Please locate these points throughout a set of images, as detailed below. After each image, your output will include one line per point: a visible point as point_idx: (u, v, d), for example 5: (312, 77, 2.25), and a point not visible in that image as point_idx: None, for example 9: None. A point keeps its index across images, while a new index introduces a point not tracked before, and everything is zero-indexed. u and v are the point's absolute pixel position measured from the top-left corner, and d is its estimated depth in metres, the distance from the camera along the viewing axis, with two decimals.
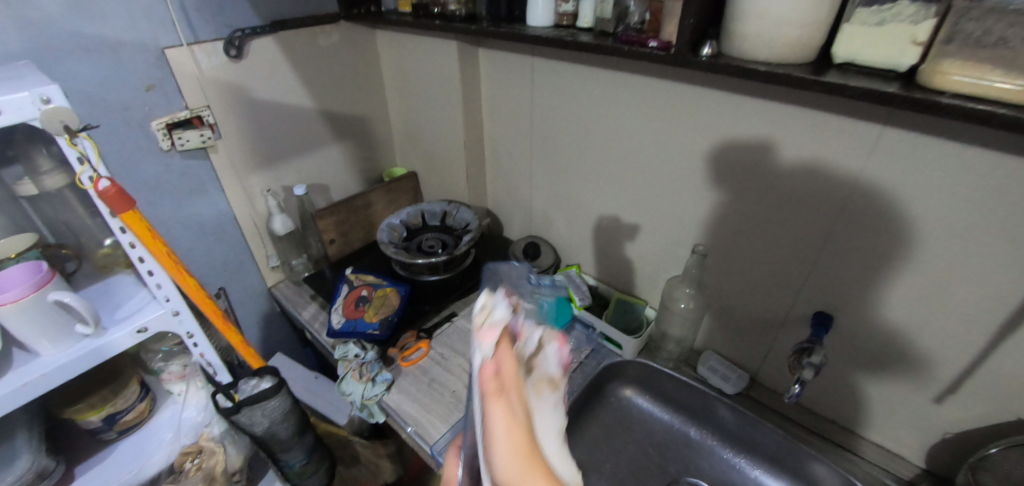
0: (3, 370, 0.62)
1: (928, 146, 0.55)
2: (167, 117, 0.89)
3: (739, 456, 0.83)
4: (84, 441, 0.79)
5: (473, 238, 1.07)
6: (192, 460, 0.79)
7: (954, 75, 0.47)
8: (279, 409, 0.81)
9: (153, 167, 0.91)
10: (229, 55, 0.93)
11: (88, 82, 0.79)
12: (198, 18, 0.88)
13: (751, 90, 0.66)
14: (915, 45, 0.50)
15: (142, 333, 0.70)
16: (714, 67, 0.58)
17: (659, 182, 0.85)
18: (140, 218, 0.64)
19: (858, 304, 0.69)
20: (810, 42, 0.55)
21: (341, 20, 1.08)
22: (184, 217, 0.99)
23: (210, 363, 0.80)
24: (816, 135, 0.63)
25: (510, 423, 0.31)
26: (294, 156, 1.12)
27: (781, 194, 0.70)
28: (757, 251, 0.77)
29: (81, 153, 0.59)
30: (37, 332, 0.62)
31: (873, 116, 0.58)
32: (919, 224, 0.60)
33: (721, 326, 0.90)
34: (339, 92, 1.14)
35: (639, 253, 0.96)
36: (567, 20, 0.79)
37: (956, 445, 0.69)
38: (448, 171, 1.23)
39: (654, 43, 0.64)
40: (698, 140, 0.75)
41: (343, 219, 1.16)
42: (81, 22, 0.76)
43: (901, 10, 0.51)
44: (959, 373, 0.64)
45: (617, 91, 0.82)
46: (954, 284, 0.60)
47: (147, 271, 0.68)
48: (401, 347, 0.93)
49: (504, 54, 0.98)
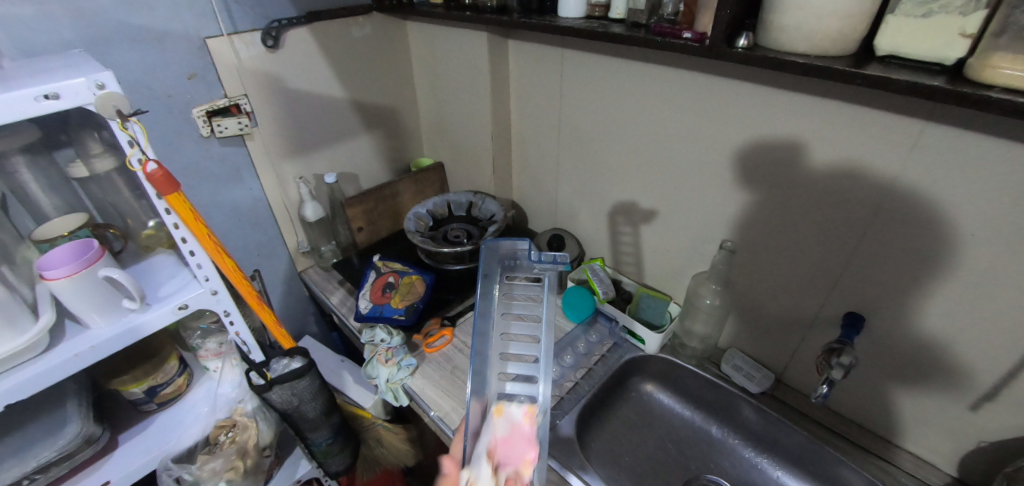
0: (56, 341, 0.66)
1: (972, 144, 0.54)
2: (207, 105, 0.93)
3: (761, 456, 0.82)
4: (127, 411, 0.84)
5: (498, 229, 1.08)
6: (227, 434, 0.82)
7: (1005, 68, 0.45)
8: (308, 389, 0.84)
9: (193, 153, 0.95)
10: (266, 45, 0.96)
11: (135, 70, 0.83)
12: (238, 9, 0.91)
13: (788, 83, 0.65)
14: (963, 37, 0.48)
15: (183, 310, 0.73)
16: (749, 60, 0.57)
17: (687, 177, 0.84)
18: (184, 200, 0.67)
19: (892, 306, 0.67)
20: (852, 34, 0.54)
21: (373, 11, 1.10)
22: (220, 202, 1.03)
23: (245, 341, 0.83)
24: (853, 132, 0.62)
25: None
26: (325, 145, 1.15)
27: (814, 190, 0.69)
28: (787, 249, 0.76)
29: (131, 137, 0.62)
30: (87, 306, 0.66)
31: (915, 111, 0.56)
32: (960, 225, 0.58)
33: (747, 323, 0.88)
34: (370, 82, 1.17)
35: (665, 248, 0.96)
36: (599, 11, 0.79)
37: (990, 454, 0.67)
38: (474, 162, 1.24)
39: (688, 34, 0.63)
40: (730, 135, 0.74)
41: (371, 207, 1.19)
42: (130, 13, 0.80)
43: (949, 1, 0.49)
44: (997, 381, 0.62)
45: (648, 84, 0.81)
46: (995, 288, 0.58)
47: (189, 252, 0.71)
48: (425, 334, 0.95)
49: (534, 46, 0.98)
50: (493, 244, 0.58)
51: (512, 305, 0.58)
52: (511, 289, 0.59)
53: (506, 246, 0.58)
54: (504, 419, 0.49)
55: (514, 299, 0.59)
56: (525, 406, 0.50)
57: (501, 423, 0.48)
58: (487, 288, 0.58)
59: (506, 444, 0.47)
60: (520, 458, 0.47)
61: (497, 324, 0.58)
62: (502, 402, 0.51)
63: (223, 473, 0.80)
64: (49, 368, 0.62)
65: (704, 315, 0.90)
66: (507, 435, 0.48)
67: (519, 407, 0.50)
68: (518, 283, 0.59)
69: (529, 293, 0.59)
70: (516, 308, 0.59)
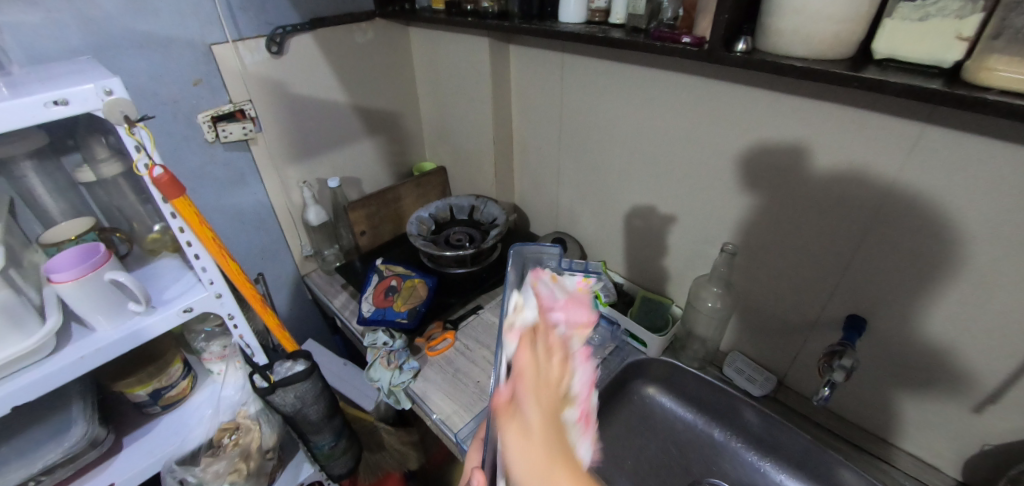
0: (63, 343, 0.67)
1: (970, 146, 0.54)
2: (212, 110, 0.94)
3: (764, 459, 0.82)
4: (131, 414, 0.84)
5: (500, 232, 1.09)
6: (230, 436, 0.83)
7: (1000, 70, 0.46)
8: (311, 391, 0.84)
9: (198, 157, 0.96)
10: (270, 51, 0.97)
11: (141, 76, 0.84)
12: (243, 15, 0.92)
13: (787, 87, 0.65)
14: (960, 40, 0.49)
15: (188, 313, 0.74)
16: (748, 64, 0.57)
17: (688, 180, 0.84)
18: (189, 204, 0.68)
19: (893, 309, 0.67)
20: (849, 38, 0.54)
21: (376, 18, 1.11)
22: (225, 206, 1.03)
23: (248, 344, 0.84)
24: (852, 135, 0.62)
25: (524, 440, 0.34)
26: (328, 150, 1.16)
27: (815, 193, 0.69)
28: (789, 251, 0.76)
29: (138, 142, 0.63)
30: (93, 309, 0.67)
31: (914, 113, 0.56)
32: (960, 227, 0.58)
33: (748, 326, 0.89)
34: (373, 88, 1.18)
35: (666, 251, 0.96)
36: (599, 17, 0.79)
37: (994, 457, 0.67)
38: (476, 166, 1.25)
39: (687, 39, 0.64)
40: (730, 139, 0.75)
41: (374, 211, 1.20)
42: (138, 20, 0.81)
43: (946, 5, 0.49)
44: (1000, 383, 0.62)
45: (648, 88, 0.82)
46: (996, 289, 0.58)
47: (194, 255, 0.72)
48: (427, 337, 0.96)
49: (536, 51, 0.99)
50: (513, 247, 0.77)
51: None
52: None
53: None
54: (561, 286, 0.47)
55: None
56: (579, 278, 0.51)
57: (562, 285, 0.48)
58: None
59: (565, 303, 0.45)
60: (578, 319, 0.44)
61: None
62: (557, 274, 0.51)
63: (226, 475, 0.80)
64: (55, 370, 0.63)
65: (706, 317, 0.89)
66: (566, 294, 0.46)
67: (574, 279, 0.50)
68: None
69: None
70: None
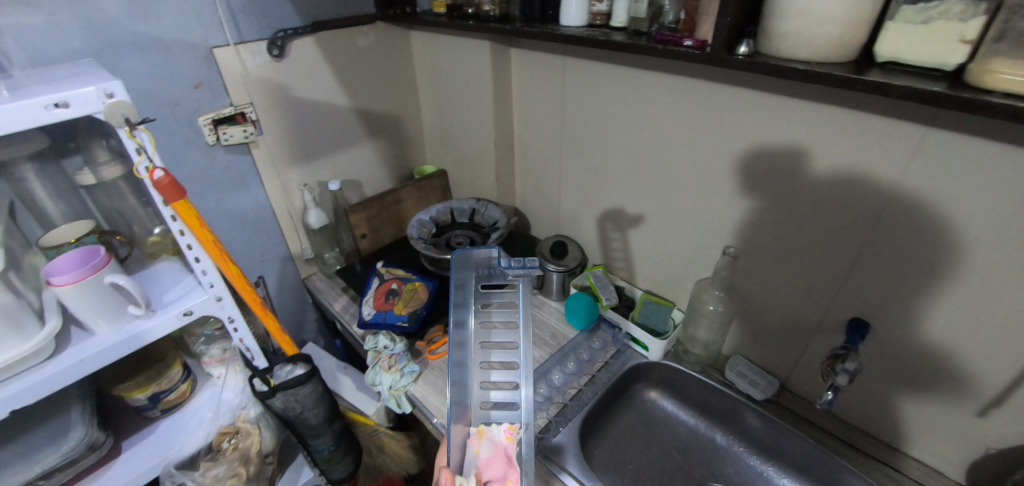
0: (62, 347, 0.66)
1: (974, 149, 0.54)
2: (213, 113, 0.94)
3: (766, 464, 0.82)
4: (130, 417, 0.84)
5: (501, 235, 1.08)
6: (229, 440, 0.82)
7: (1005, 73, 0.46)
8: (311, 395, 0.84)
9: (199, 160, 0.96)
10: (271, 54, 0.97)
11: (143, 79, 0.84)
12: (244, 19, 0.92)
13: (789, 90, 0.65)
14: (963, 43, 0.49)
15: (187, 316, 0.74)
16: (751, 67, 0.57)
17: (690, 183, 0.84)
18: (190, 207, 0.68)
19: (896, 312, 0.67)
20: (852, 40, 0.54)
21: (377, 21, 1.11)
22: (225, 209, 1.03)
23: (248, 347, 0.84)
24: (855, 138, 0.62)
25: None
26: (329, 153, 1.16)
27: (817, 196, 0.69)
28: (791, 254, 0.76)
29: (139, 145, 0.63)
30: (92, 312, 0.66)
31: (918, 116, 0.56)
32: (963, 231, 0.58)
33: (750, 330, 0.88)
34: (374, 91, 1.18)
35: (667, 254, 0.96)
36: (600, 20, 0.79)
37: (999, 462, 0.66)
38: (477, 169, 1.25)
39: (689, 42, 0.63)
40: (732, 141, 0.75)
41: (375, 214, 1.20)
42: (139, 23, 0.81)
43: (948, 8, 0.50)
44: (1005, 387, 0.61)
45: (650, 91, 0.82)
46: (1001, 293, 0.58)
47: (194, 258, 0.72)
48: (428, 341, 0.95)
49: (537, 54, 0.99)
50: (469, 256, 0.60)
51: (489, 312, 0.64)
52: (486, 298, 0.63)
53: (481, 256, 0.61)
54: (487, 443, 0.62)
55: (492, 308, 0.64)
56: (506, 430, 0.63)
57: (485, 450, 0.61)
58: (461, 297, 0.62)
59: (494, 465, 0.60)
60: (502, 476, 0.61)
61: (476, 333, 0.63)
62: (485, 429, 0.63)
63: (225, 480, 0.79)
64: (54, 374, 0.63)
65: (708, 321, 0.90)
66: (491, 458, 0.61)
67: (501, 427, 0.63)
68: (495, 292, 0.63)
69: (506, 300, 0.63)
70: (495, 317, 0.64)
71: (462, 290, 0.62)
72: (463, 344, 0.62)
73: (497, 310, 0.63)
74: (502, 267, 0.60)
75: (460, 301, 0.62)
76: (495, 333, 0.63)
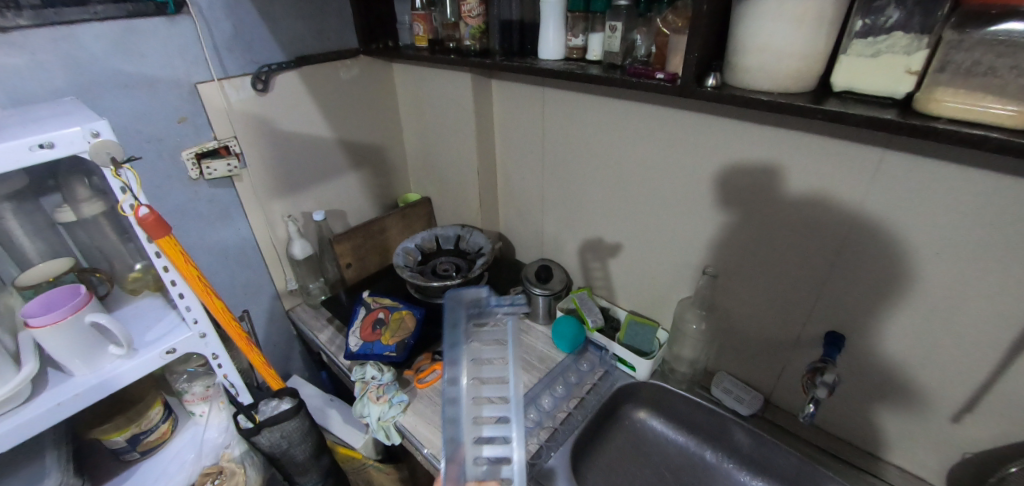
0: (38, 390, 0.64)
1: (928, 170, 0.58)
2: (196, 147, 0.94)
3: (756, 480, 0.83)
4: (107, 460, 0.80)
5: (487, 261, 1.09)
6: (213, 481, 0.78)
7: (947, 102, 0.50)
8: (298, 430, 0.82)
9: (182, 195, 0.95)
10: (255, 89, 0.98)
11: (125, 116, 0.84)
12: (229, 55, 0.94)
13: (755, 118, 0.69)
14: (910, 74, 0.53)
15: (171, 355, 0.73)
16: (718, 98, 0.61)
17: (668, 206, 0.87)
18: (175, 243, 0.68)
19: (867, 325, 0.70)
20: (810, 73, 0.58)
21: (360, 54, 1.14)
22: (208, 243, 1.02)
23: (233, 384, 0.82)
24: (819, 161, 0.66)
25: None
26: (313, 184, 1.17)
27: (789, 216, 0.72)
28: (767, 272, 0.79)
29: (124, 183, 0.63)
30: (71, 353, 0.65)
31: (874, 140, 0.60)
32: (923, 246, 0.61)
33: (733, 347, 0.90)
34: (357, 122, 1.20)
35: (649, 275, 0.98)
36: (576, 53, 0.83)
37: (975, 466, 0.69)
38: (461, 196, 1.27)
39: (661, 75, 0.67)
40: (705, 166, 0.79)
41: (359, 243, 1.20)
42: (123, 61, 0.82)
43: (894, 42, 0.54)
44: (974, 392, 0.64)
45: (626, 119, 0.86)
46: (961, 303, 0.61)
47: (178, 294, 0.71)
48: (416, 370, 0.95)
49: (516, 85, 1.02)
50: (460, 296, 0.64)
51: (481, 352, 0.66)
52: (478, 336, 0.66)
53: (472, 295, 0.65)
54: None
55: (483, 364, 0.66)
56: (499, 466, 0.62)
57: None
58: (454, 337, 0.65)
59: None
60: None
61: (467, 389, 0.65)
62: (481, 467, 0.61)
63: None
64: (31, 419, 0.61)
65: (691, 340, 0.92)
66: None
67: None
68: (485, 329, 0.66)
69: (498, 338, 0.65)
70: (486, 372, 0.66)
71: (454, 331, 0.65)
72: (455, 381, 0.65)
73: (488, 347, 0.66)
74: (492, 306, 0.64)
75: (454, 342, 0.65)
76: (485, 388, 0.65)
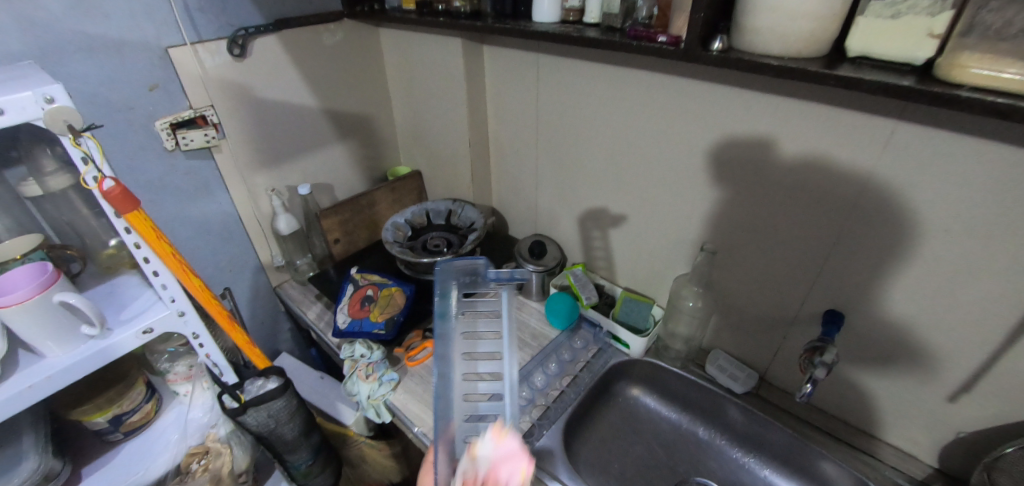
0: (8, 372, 0.62)
1: (943, 142, 0.54)
2: (171, 117, 0.89)
3: (748, 456, 0.82)
4: (89, 441, 0.79)
5: (478, 237, 1.06)
6: (199, 461, 0.78)
7: (973, 67, 0.46)
8: (285, 410, 0.81)
9: (157, 167, 0.91)
10: (233, 54, 0.92)
11: (91, 82, 0.79)
12: (202, 17, 0.87)
13: (762, 86, 0.65)
14: (932, 38, 0.49)
15: (148, 334, 0.70)
16: (724, 62, 0.57)
17: (666, 181, 0.84)
18: (145, 218, 0.64)
19: (868, 303, 0.68)
20: (824, 36, 0.54)
21: (345, 18, 1.08)
22: (188, 218, 0.98)
23: (216, 363, 0.80)
24: (827, 132, 0.62)
25: None
26: (297, 156, 1.12)
27: (792, 190, 0.69)
28: (769, 249, 0.76)
29: (85, 153, 0.59)
30: (42, 334, 0.62)
31: (887, 110, 0.57)
32: (932, 223, 0.59)
33: (729, 324, 0.89)
34: (342, 91, 1.14)
35: (646, 251, 0.95)
36: (573, 16, 0.78)
37: (969, 444, 0.68)
38: (452, 169, 1.22)
39: (663, 38, 0.63)
40: (706, 138, 0.75)
41: (347, 218, 1.16)
42: (85, 22, 0.76)
43: (916, 2, 0.50)
44: (973, 372, 0.63)
45: (625, 88, 0.81)
46: (966, 283, 0.59)
47: (152, 272, 0.68)
48: (406, 347, 0.94)
49: (510, 51, 0.97)
50: (451, 265, 0.60)
51: (476, 324, 0.63)
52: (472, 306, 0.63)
53: (464, 263, 0.60)
54: (483, 459, 0.49)
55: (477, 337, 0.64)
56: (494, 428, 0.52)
57: (484, 450, 0.50)
58: (446, 306, 0.61)
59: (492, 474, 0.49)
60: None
61: (459, 365, 0.62)
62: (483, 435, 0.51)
63: None
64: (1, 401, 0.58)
65: (687, 317, 0.90)
66: (490, 472, 0.48)
67: (488, 439, 0.51)
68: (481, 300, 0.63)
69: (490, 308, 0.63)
70: (481, 347, 0.63)
71: (446, 299, 0.61)
72: (447, 357, 0.61)
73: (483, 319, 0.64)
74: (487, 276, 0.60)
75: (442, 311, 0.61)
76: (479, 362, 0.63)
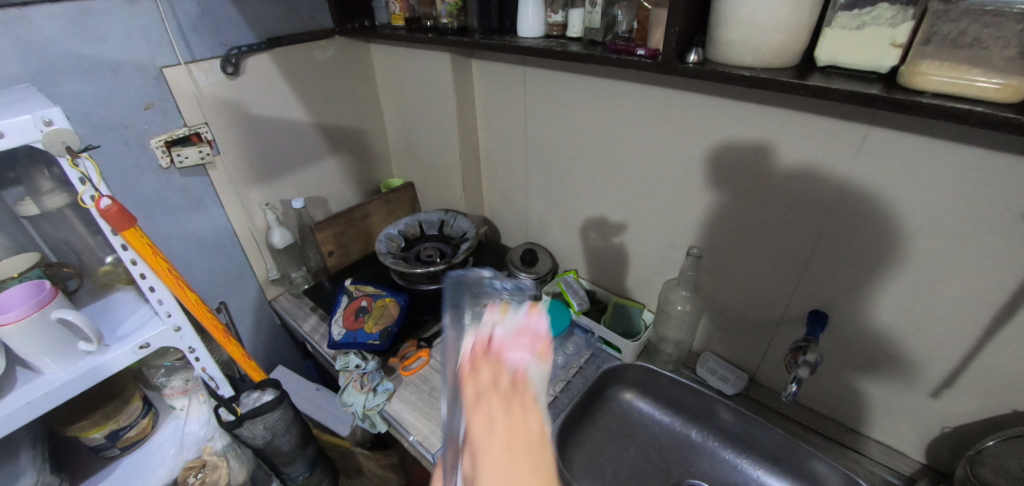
0: (6, 389, 0.63)
1: (911, 146, 0.57)
2: (166, 134, 0.90)
3: (740, 457, 0.83)
4: (85, 458, 0.79)
5: (471, 246, 1.08)
6: (196, 475, 0.78)
7: (934, 75, 0.48)
8: (281, 421, 0.81)
9: (153, 184, 0.92)
10: (226, 72, 0.94)
11: (87, 102, 0.80)
12: (195, 37, 0.89)
13: (738, 95, 0.68)
14: (895, 47, 0.51)
15: (145, 349, 0.71)
16: (700, 74, 0.59)
17: (652, 188, 0.86)
18: (141, 235, 0.65)
19: (849, 303, 0.70)
20: (794, 47, 0.57)
21: (336, 35, 1.10)
22: (183, 233, 1.00)
23: (212, 377, 0.81)
24: (802, 138, 0.65)
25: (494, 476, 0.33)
26: (291, 171, 1.14)
27: (774, 194, 0.71)
28: (753, 251, 0.78)
29: (83, 174, 0.61)
30: (40, 350, 0.63)
31: (857, 116, 0.59)
32: (905, 224, 0.61)
33: (718, 326, 0.90)
34: (335, 105, 1.16)
35: (635, 257, 0.97)
36: (557, 30, 0.81)
37: (955, 439, 0.70)
38: (444, 180, 1.24)
39: (642, 51, 0.65)
40: (688, 146, 0.77)
41: (342, 230, 1.18)
42: (81, 44, 0.78)
43: (880, 14, 0.52)
44: (954, 367, 0.65)
45: (609, 99, 0.84)
46: (940, 281, 0.61)
47: (149, 287, 0.69)
48: (401, 356, 0.94)
49: (497, 64, 0.99)
50: (461, 278, 0.62)
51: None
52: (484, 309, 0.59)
53: (474, 277, 0.62)
54: (509, 320, 0.44)
55: None
56: (527, 304, 0.47)
57: (508, 318, 0.45)
58: (458, 306, 0.59)
59: (516, 336, 0.43)
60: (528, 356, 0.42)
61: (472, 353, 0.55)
62: (504, 305, 0.48)
63: None
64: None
65: (676, 321, 0.90)
66: (505, 333, 0.43)
67: (521, 308, 0.46)
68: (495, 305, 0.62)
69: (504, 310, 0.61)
70: None
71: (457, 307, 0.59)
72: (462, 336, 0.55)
73: None
74: (495, 287, 0.61)
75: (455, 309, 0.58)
76: None
